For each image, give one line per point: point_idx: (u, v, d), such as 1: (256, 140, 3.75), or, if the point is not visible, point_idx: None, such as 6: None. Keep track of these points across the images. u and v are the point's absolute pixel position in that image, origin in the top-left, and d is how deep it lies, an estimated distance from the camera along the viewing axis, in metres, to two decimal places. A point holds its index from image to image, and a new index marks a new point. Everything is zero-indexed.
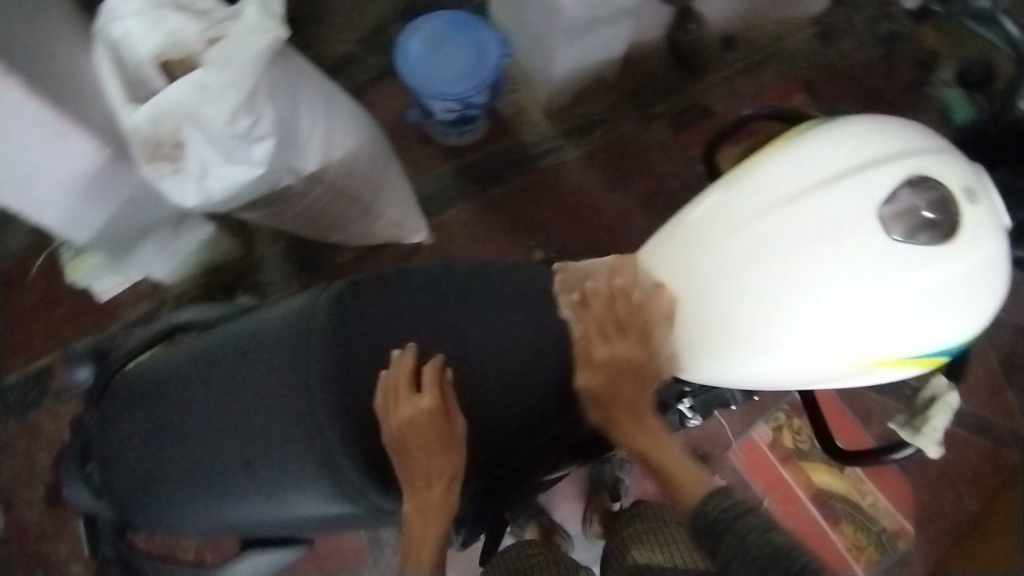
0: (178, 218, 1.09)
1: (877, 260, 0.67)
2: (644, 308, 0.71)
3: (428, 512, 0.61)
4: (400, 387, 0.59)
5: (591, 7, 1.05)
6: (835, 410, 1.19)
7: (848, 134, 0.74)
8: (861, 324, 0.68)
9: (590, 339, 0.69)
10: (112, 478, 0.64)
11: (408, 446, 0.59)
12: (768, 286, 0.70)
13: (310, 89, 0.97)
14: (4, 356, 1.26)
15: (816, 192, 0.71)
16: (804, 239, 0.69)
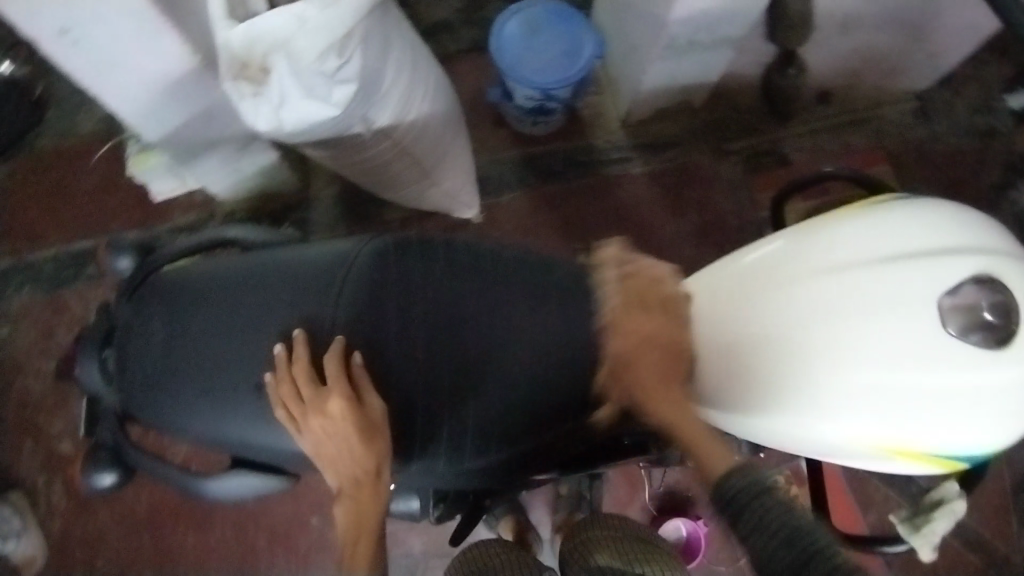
0: (247, 140, 1.11)
1: (920, 348, 0.65)
2: (670, 298, 0.67)
3: (361, 514, 0.61)
4: (302, 386, 0.58)
5: (695, 28, 1.05)
6: (836, 488, 1.17)
7: (924, 216, 0.71)
8: (887, 408, 0.65)
9: (626, 308, 0.65)
10: (129, 367, 0.64)
11: (324, 446, 0.59)
12: (801, 345, 0.69)
13: (399, 46, 0.99)
14: (54, 229, 1.31)
15: (874, 266, 0.69)
16: (848, 310, 0.67)
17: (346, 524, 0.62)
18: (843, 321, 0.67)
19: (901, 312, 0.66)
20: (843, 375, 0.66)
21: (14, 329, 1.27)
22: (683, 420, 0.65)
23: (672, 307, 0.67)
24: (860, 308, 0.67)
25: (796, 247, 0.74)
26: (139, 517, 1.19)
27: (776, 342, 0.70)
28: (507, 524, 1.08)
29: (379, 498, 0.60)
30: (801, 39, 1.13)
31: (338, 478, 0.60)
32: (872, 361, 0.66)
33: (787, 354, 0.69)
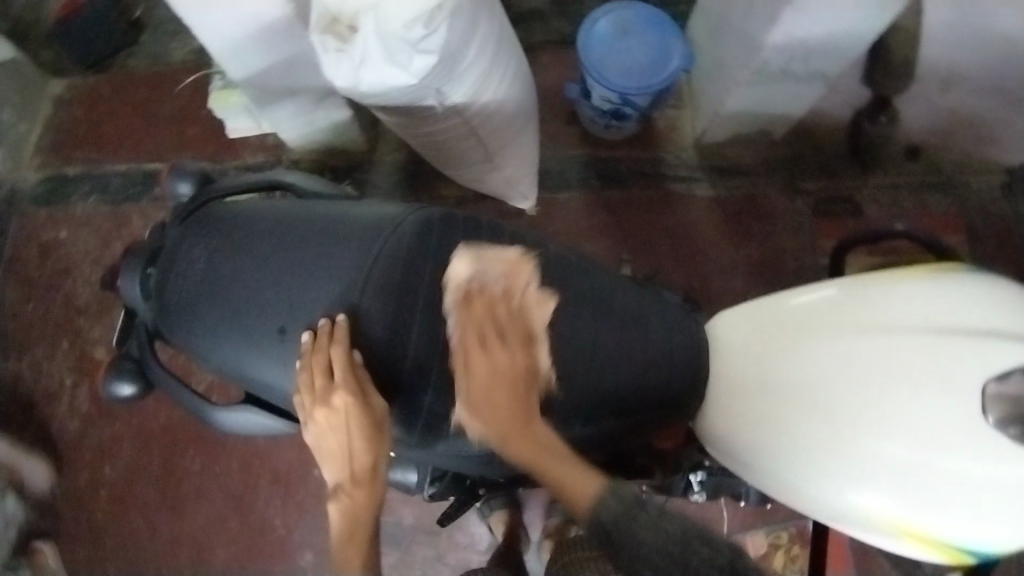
0: (324, 93, 1.12)
1: (950, 430, 0.61)
2: (528, 318, 0.59)
3: (354, 511, 0.62)
4: (314, 376, 0.57)
5: (790, 55, 1.02)
6: (840, 556, 1.11)
7: (998, 296, 0.66)
8: (904, 487, 0.62)
9: (472, 341, 0.58)
10: (169, 287, 0.64)
11: (329, 443, 0.59)
12: (828, 406, 0.66)
13: (487, 25, 0.98)
14: (131, 146, 1.36)
15: (924, 335, 0.64)
16: (883, 374, 0.64)
17: (340, 527, 0.62)
18: (877, 390, 0.64)
19: (941, 391, 0.62)
20: (867, 445, 0.63)
21: (75, 233, 1.34)
22: (552, 455, 0.60)
23: (529, 328, 0.59)
24: (897, 380, 0.64)
25: (845, 300, 0.70)
26: (154, 433, 1.24)
27: (803, 397, 0.67)
28: (500, 517, 1.09)
29: (376, 498, 0.62)
30: (896, 89, 1.10)
31: (339, 477, 0.61)
32: (899, 436, 0.62)
33: (812, 411, 0.66)
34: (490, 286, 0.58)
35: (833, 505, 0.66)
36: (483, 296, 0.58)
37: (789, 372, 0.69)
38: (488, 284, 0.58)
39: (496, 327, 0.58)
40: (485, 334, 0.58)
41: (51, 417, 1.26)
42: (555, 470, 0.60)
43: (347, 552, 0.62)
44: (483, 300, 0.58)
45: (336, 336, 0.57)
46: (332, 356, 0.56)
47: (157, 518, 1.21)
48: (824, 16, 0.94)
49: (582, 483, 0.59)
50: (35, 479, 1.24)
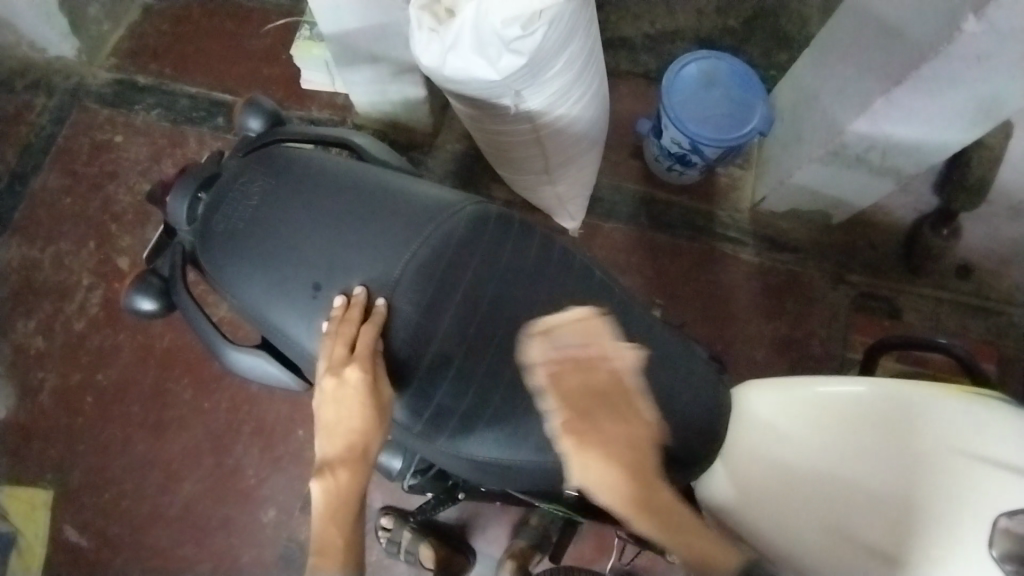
0: (405, 67, 1.12)
1: (952, 562, 0.56)
2: (620, 377, 0.62)
3: (339, 496, 0.60)
4: (338, 347, 0.56)
5: (870, 144, 1.01)
6: None
7: None
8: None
9: (576, 412, 0.60)
10: (214, 214, 0.62)
11: (329, 415, 0.58)
12: (845, 515, 0.62)
13: (581, 43, 0.98)
14: (206, 72, 1.37)
15: (946, 457, 0.60)
16: (896, 491, 0.61)
17: (324, 504, 0.61)
18: (892, 505, 0.60)
19: (958, 521, 0.57)
20: (879, 565, 0.59)
21: (130, 141, 1.35)
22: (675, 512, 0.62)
23: (615, 387, 0.61)
24: (921, 501, 0.59)
25: (879, 401, 0.64)
26: (155, 353, 1.24)
27: (818, 496, 0.63)
28: (429, 551, 1.04)
29: (363, 480, 0.60)
30: (967, 206, 1.08)
31: (329, 451, 0.60)
32: (913, 562, 0.58)
33: (826, 516, 0.62)
34: (575, 345, 0.60)
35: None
36: (576, 367, 0.61)
37: (797, 461, 0.65)
38: (573, 342, 0.60)
39: (596, 389, 0.61)
40: (586, 401, 0.61)
41: (60, 311, 1.27)
42: (688, 537, 0.62)
43: (326, 533, 0.61)
44: (575, 365, 0.60)
45: (371, 318, 0.57)
46: (359, 332, 0.56)
47: (135, 436, 1.21)
48: (913, 112, 0.93)
49: (718, 548, 0.61)
50: (29, 368, 1.25)
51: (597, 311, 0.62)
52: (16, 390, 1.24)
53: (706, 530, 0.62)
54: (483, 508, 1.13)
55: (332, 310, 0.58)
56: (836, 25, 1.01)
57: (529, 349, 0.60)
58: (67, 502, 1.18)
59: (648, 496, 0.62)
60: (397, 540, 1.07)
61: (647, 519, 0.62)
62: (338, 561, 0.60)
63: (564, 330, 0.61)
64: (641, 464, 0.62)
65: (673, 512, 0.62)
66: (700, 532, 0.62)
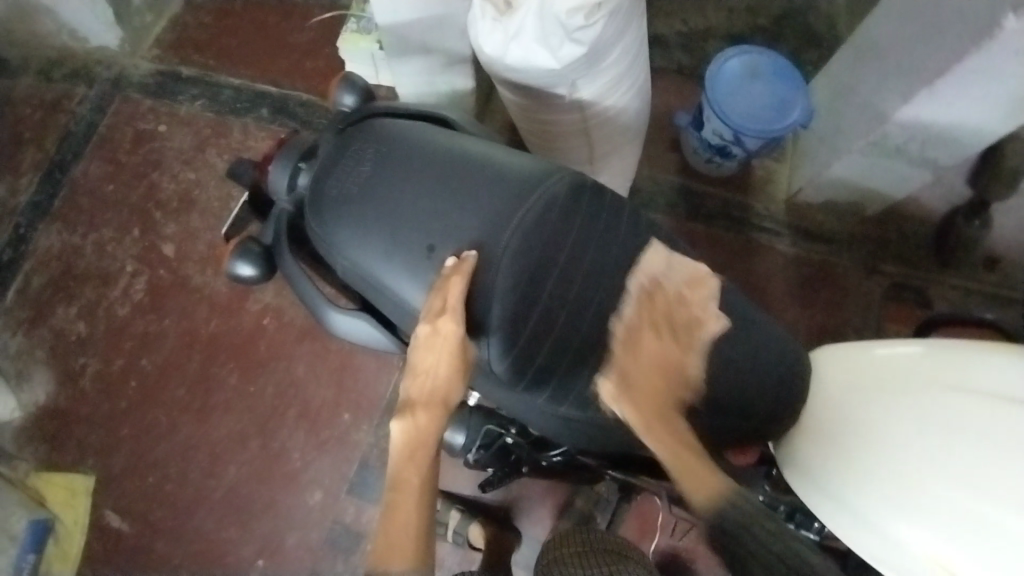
0: (455, 56, 1.15)
1: (1001, 484, 0.59)
2: (699, 329, 0.68)
3: (419, 437, 0.68)
4: (434, 303, 0.59)
5: (910, 134, 1.04)
6: None
7: None
8: (961, 538, 0.60)
9: (647, 328, 0.67)
10: (321, 181, 0.64)
11: (420, 360, 0.63)
12: (898, 448, 0.65)
13: (632, 36, 1.01)
14: (249, 63, 1.40)
15: (1003, 406, 0.63)
16: (949, 428, 0.64)
17: (403, 442, 0.68)
18: (946, 438, 0.63)
19: (1007, 456, 0.60)
20: (922, 485, 0.62)
21: (174, 130, 1.37)
22: (686, 458, 0.66)
23: (694, 330, 0.68)
24: (969, 435, 0.63)
25: (929, 358, 0.69)
26: (200, 339, 1.25)
27: (873, 432, 0.68)
28: (479, 530, 1.10)
29: (440, 424, 0.69)
30: (999, 196, 1.11)
31: (414, 394, 0.68)
32: (963, 487, 0.61)
33: (873, 442, 0.67)
34: (669, 285, 0.67)
35: (880, 537, 0.65)
36: (664, 292, 0.67)
37: (861, 408, 0.70)
38: (670, 282, 0.67)
39: (667, 322, 0.68)
40: (657, 323, 0.67)
41: (105, 297, 1.28)
42: (687, 467, 0.66)
43: (405, 468, 0.68)
44: (663, 299, 0.67)
45: (460, 275, 0.58)
46: (450, 286, 0.58)
47: (181, 420, 1.22)
48: (955, 104, 0.96)
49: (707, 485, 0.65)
50: (71, 352, 1.26)
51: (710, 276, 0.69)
52: (58, 377, 1.25)
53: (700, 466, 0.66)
54: (528, 491, 1.15)
55: (441, 270, 0.60)
56: (873, 25, 1.06)
57: (634, 278, 0.65)
58: (111, 486, 1.19)
59: (671, 421, 0.68)
60: (446, 521, 1.10)
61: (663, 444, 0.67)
62: (412, 496, 0.67)
63: (659, 264, 0.66)
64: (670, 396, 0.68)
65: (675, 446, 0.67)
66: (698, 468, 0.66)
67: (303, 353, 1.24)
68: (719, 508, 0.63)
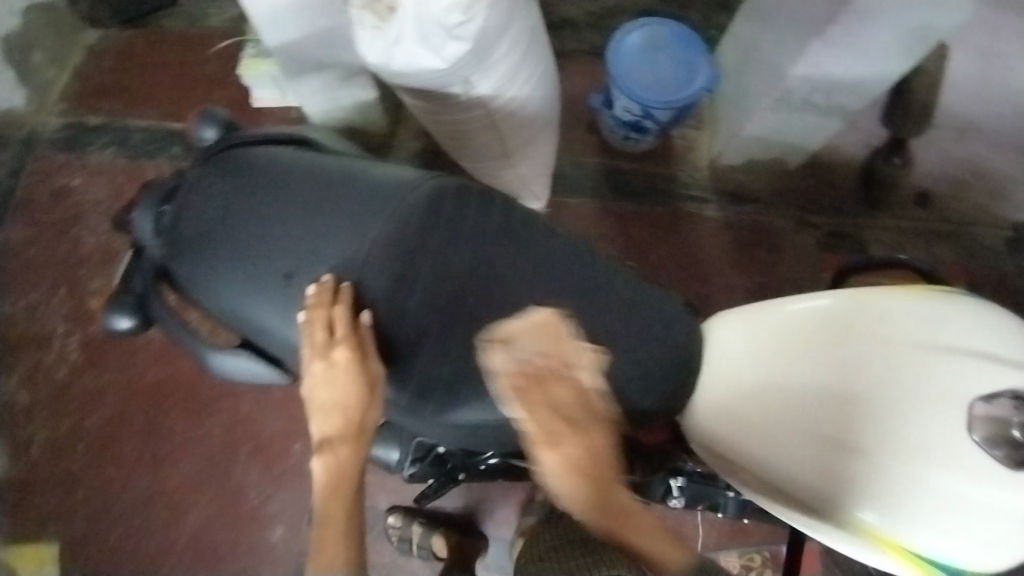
0: (353, 70, 1.13)
1: (930, 442, 0.58)
2: (581, 386, 0.62)
3: (338, 471, 0.62)
4: (317, 330, 0.58)
5: (813, 86, 1.03)
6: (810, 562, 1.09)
7: (995, 321, 0.62)
8: (900, 505, 0.58)
9: (538, 427, 0.61)
10: (182, 223, 0.65)
11: (323, 393, 0.60)
12: (828, 420, 0.62)
13: (521, 25, 0.99)
14: (156, 103, 1.37)
15: (919, 354, 0.61)
16: (872, 388, 0.61)
17: (324, 478, 0.62)
18: (868, 398, 0.61)
19: (930, 409, 0.59)
20: (852, 455, 0.61)
21: (90, 181, 1.35)
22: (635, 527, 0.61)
23: (570, 393, 0.62)
24: (900, 396, 0.60)
25: (842, 313, 0.66)
26: (141, 390, 1.23)
27: (794, 401, 0.64)
28: (442, 542, 1.07)
29: (364, 452, 0.63)
30: (916, 133, 1.10)
31: (328, 429, 0.62)
32: (895, 451, 0.59)
33: (798, 414, 0.64)
34: (535, 363, 0.61)
35: (816, 512, 0.62)
36: (538, 376, 0.61)
37: (776, 376, 0.66)
38: (530, 355, 0.61)
39: (559, 408, 0.62)
40: (550, 417, 0.62)
41: (41, 361, 1.26)
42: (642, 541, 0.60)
43: (329, 505, 0.61)
44: (536, 379, 0.61)
45: (340, 298, 0.59)
46: (334, 316, 0.58)
47: (133, 474, 1.20)
48: (851, 49, 0.95)
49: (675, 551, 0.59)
50: (16, 423, 1.23)
51: (556, 315, 0.61)
52: (7, 449, 1.22)
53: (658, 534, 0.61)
54: (488, 493, 1.14)
55: (305, 299, 0.60)
56: None
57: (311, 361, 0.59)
58: (74, 549, 1.18)
59: (608, 501, 0.63)
60: (409, 536, 1.09)
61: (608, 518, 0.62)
62: (341, 530, 0.61)
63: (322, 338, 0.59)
64: (601, 481, 0.64)
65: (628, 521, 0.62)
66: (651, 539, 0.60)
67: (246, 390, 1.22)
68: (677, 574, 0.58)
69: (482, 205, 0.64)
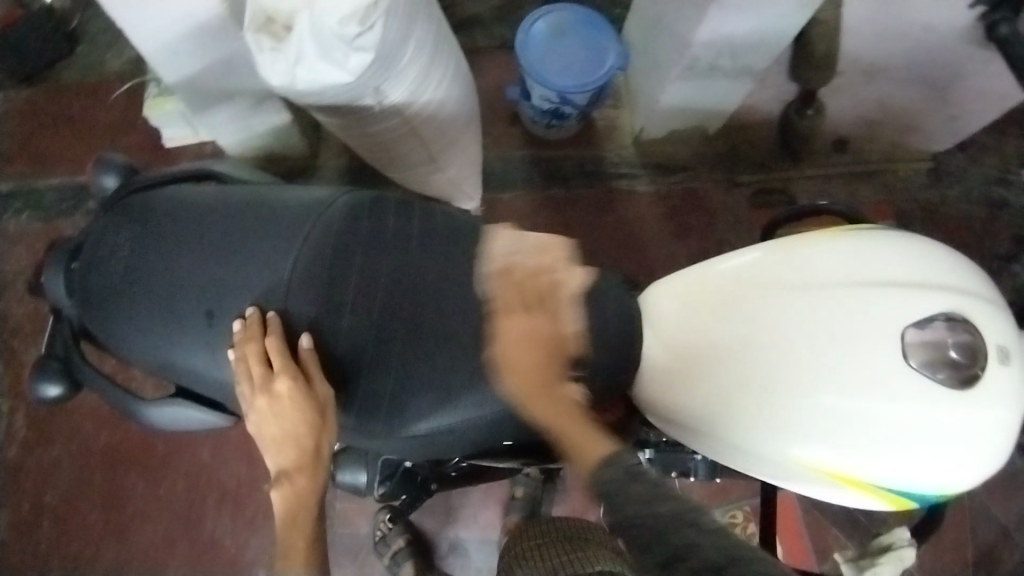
0: (261, 96, 1.11)
1: (873, 374, 0.60)
2: (561, 290, 0.64)
3: (298, 500, 0.61)
4: (252, 363, 0.57)
5: (718, 51, 1.05)
6: (789, 516, 1.12)
7: (911, 250, 0.65)
8: (857, 438, 0.59)
9: (506, 309, 0.62)
10: (93, 278, 0.62)
11: (271, 427, 0.59)
12: (777, 369, 0.63)
13: (423, 29, 0.99)
14: (64, 159, 1.32)
15: (851, 291, 0.63)
16: (813, 332, 0.62)
17: (285, 510, 0.61)
18: (811, 341, 0.62)
19: (873, 341, 0.60)
20: (804, 400, 0.61)
21: (6, 250, 1.29)
22: (568, 419, 0.60)
23: (557, 294, 0.64)
24: (839, 334, 0.61)
25: (773, 263, 0.67)
26: (94, 456, 1.19)
27: (742, 355, 0.65)
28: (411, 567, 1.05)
29: (322, 478, 0.61)
30: (823, 81, 1.12)
31: (282, 460, 0.60)
32: (843, 388, 0.60)
33: (747, 368, 0.64)
34: (527, 262, 0.64)
35: (776, 460, 0.63)
36: (524, 272, 0.64)
37: (721, 333, 0.66)
38: (526, 259, 0.64)
39: (535, 295, 0.63)
40: (519, 300, 0.63)
41: None
42: (572, 433, 0.59)
43: (290, 539, 0.61)
44: (523, 273, 0.63)
45: (270, 328, 0.57)
46: (266, 346, 0.57)
47: (100, 543, 1.16)
48: (747, 12, 0.96)
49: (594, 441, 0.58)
50: None
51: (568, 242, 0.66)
52: None
53: (589, 430, 0.60)
54: (467, 498, 1.13)
55: (233, 335, 0.58)
56: None
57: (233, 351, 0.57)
58: None
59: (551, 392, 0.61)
60: (389, 542, 1.07)
61: (547, 410, 0.61)
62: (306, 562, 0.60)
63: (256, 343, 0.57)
64: (547, 369, 0.62)
65: (567, 412, 0.61)
66: (580, 427, 0.60)
67: (205, 437, 1.19)
68: (600, 472, 0.55)
69: (401, 216, 0.64)
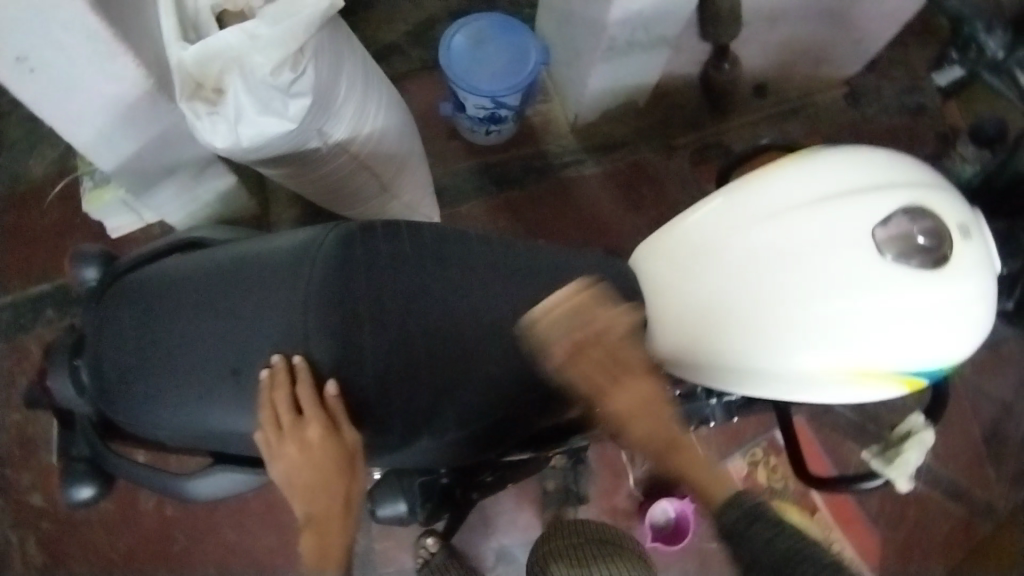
0: (202, 164, 1.10)
1: (856, 277, 0.65)
2: (623, 347, 0.69)
3: (326, 543, 0.64)
4: (282, 416, 0.58)
5: (633, 27, 1.10)
6: (806, 441, 1.17)
7: (858, 159, 0.70)
8: (858, 336, 0.64)
9: (596, 389, 0.68)
10: (102, 368, 0.62)
11: (302, 473, 0.62)
12: (768, 293, 0.67)
13: (351, 65, 1.00)
14: (10, 275, 1.27)
15: (816, 207, 0.68)
16: (792, 251, 0.67)
17: (310, 555, 0.64)
18: (791, 261, 0.67)
19: (848, 247, 0.65)
20: (800, 314, 0.65)
21: None
22: (691, 463, 0.70)
23: (621, 357, 0.69)
24: (816, 249, 0.66)
25: (738, 200, 0.71)
26: (113, 564, 1.15)
27: (733, 289, 0.68)
28: None
29: (350, 520, 0.65)
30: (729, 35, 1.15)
31: (311, 506, 0.64)
32: (832, 295, 0.65)
33: (741, 298, 0.68)
34: (587, 334, 0.67)
35: (789, 377, 0.67)
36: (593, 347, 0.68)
37: (707, 274, 0.70)
38: (579, 333, 0.67)
39: (609, 363, 0.68)
40: (604, 374, 0.68)
41: None
42: (694, 472, 0.70)
43: None
44: (589, 348, 0.67)
45: (297, 375, 0.58)
46: (296, 392, 0.58)
47: None
48: None
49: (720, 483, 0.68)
50: None
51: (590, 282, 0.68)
52: None
53: (709, 466, 0.70)
54: (499, 506, 1.15)
55: (260, 383, 0.59)
56: None
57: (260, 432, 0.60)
58: None
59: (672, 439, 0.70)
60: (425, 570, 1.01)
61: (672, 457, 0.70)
62: None
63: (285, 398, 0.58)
64: (660, 419, 0.71)
65: (692, 459, 0.70)
66: (706, 470, 0.70)
67: (225, 515, 1.16)
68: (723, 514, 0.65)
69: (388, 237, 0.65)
